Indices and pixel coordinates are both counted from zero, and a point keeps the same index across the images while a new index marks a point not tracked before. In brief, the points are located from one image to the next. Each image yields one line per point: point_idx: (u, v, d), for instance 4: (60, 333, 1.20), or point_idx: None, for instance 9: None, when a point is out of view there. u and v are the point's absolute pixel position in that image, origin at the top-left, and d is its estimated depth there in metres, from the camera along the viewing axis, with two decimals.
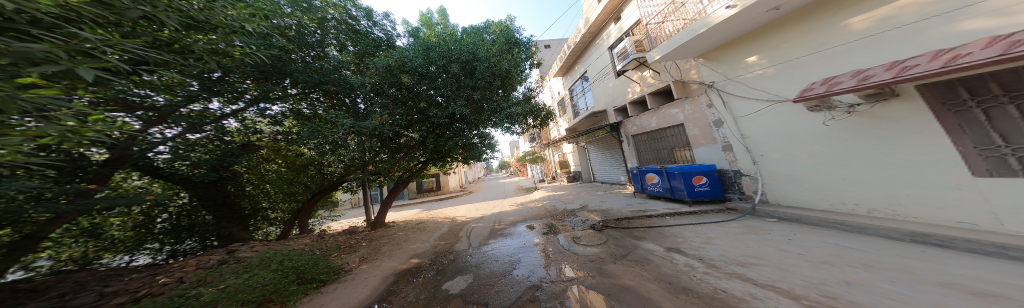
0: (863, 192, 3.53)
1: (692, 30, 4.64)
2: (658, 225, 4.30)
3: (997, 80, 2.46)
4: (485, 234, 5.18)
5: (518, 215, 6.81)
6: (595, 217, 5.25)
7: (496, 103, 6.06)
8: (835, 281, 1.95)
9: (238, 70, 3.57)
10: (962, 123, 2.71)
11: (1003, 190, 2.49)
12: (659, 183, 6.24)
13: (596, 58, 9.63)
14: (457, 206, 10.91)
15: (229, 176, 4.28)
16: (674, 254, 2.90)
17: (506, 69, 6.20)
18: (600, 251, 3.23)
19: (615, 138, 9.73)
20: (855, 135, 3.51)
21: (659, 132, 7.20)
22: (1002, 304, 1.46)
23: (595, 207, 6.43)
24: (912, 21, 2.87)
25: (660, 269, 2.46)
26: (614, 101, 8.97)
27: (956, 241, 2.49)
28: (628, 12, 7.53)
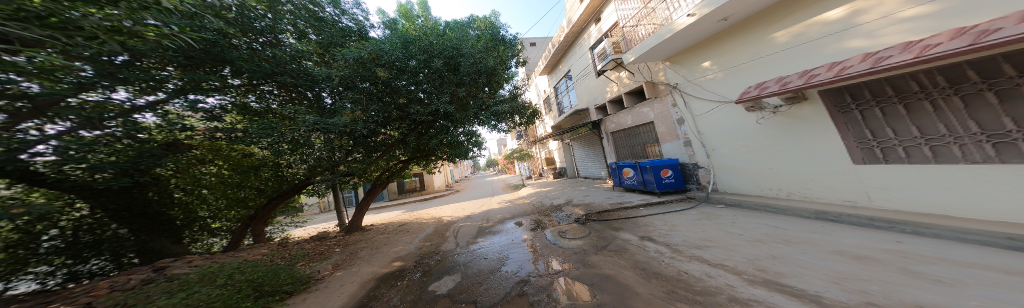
0: (784, 179, 4.19)
1: (660, 35, 5.01)
2: (633, 216, 4.63)
3: (869, 88, 3.10)
4: (473, 233, 5.09)
5: (505, 213, 6.83)
6: (579, 211, 5.49)
7: (483, 100, 5.98)
8: (766, 256, 2.29)
9: (153, 54, 2.86)
10: (846, 122, 3.35)
11: (875, 175, 3.15)
12: (633, 177, 6.72)
13: (578, 58, 9.94)
14: (442, 206, 10.57)
15: (148, 181, 3.41)
16: (646, 242, 3.16)
17: (491, 66, 6.10)
18: (583, 243, 3.39)
19: (596, 135, 10.22)
20: (779, 132, 4.12)
21: (634, 129, 7.70)
22: (873, 264, 1.87)
23: (578, 201, 6.73)
24: (816, 38, 3.45)
25: (635, 257, 2.67)
26: (595, 100, 9.38)
27: (843, 216, 3.10)
28: (607, 14, 7.85)
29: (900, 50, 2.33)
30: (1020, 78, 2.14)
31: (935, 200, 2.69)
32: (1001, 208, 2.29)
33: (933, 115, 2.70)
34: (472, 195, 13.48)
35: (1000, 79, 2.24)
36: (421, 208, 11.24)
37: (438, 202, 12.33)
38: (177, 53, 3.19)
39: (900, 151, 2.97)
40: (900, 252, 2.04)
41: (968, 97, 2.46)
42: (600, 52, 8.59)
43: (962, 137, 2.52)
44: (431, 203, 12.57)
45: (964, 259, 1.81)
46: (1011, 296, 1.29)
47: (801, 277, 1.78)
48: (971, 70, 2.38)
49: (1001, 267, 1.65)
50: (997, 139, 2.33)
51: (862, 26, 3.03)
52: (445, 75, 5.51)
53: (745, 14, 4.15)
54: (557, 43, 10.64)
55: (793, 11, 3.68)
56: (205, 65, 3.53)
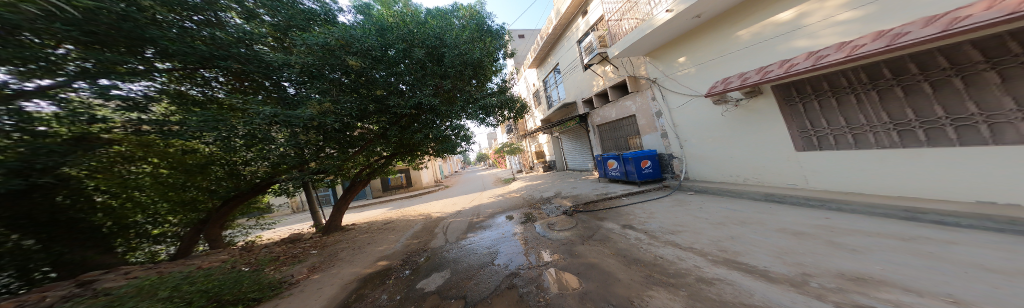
0: (742, 166, 4.68)
1: (642, 30, 5.19)
2: (616, 205, 4.90)
3: (811, 83, 3.52)
4: (463, 228, 5.06)
5: (495, 207, 6.87)
6: (567, 203, 5.68)
7: (469, 94, 5.84)
8: (726, 237, 2.55)
9: (16, 23, 1.98)
10: (791, 114, 3.80)
11: (812, 160, 3.62)
12: (617, 168, 7.03)
13: (566, 50, 10.00)
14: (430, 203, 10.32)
15: (51, 183, 2.48)
16: (627, 230, 3.36)
17: (478, 58, 5.91)
18: (571, 234, 3.52)
19: (583, 128, 10.44)
20: (739, 123, 4.54)
21: (618, 122, 8.01)
22: (807, 238, 2.19)
23: (566, 193, 6.93)
24: (771, 37, 3.81)
25: (617, 245, 2.84)
26: (582, 94, 9.58)
27: (785, 197, 3.56)
28: (593, 6, 7.90)
29: (834, 50, 2.65)
30: (921, 75, 2.56)
31: (856, 180, 3.20)
32: (905, 184, 2.78)
33: (856, 107, 3.15)
34: (461, 190, 13.32)
35: (907, 76, 2.66)
36: (407, 205, 10.92)
37: (426, 199, 12.03)
38: (72, 26, 2.30)
39: (832, 139, 3.44)
40: (828, 227, 2.41)
41: (882, 91, 2.89)
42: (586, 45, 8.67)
43: (877, 126, 2.99)
44: (419, 199, 12.24)
45: (874, 230, 2.18)
46: (905, 259, 1.58)
47: (752, 254, 2.03)
48: (884, 68, 2.80)
49: (900, 234, 2.01)
50: (904, 127, 2.78)
51: (807, 27, 3.40)
52: (427, 66, 5.29)
53: (716, 12, 4.40)
54: (546, 35, 10.59)
55: (754, 12, 4.00)
56: (117, 45, 2.69)
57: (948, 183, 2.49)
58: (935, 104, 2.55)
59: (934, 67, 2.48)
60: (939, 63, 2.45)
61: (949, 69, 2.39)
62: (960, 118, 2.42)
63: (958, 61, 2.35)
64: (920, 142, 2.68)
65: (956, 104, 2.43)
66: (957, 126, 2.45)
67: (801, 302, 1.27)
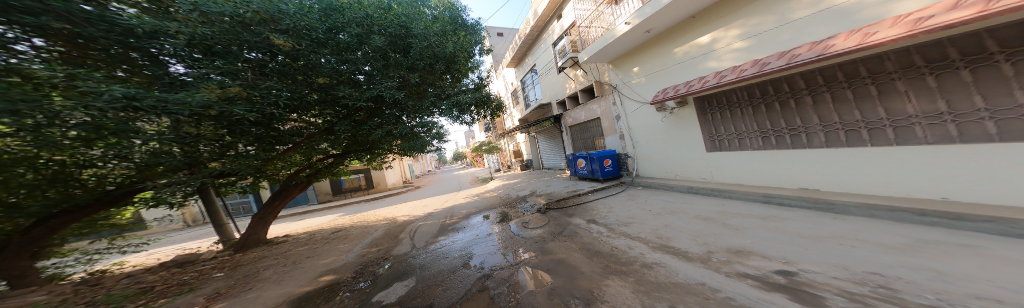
0: (671, 164, 5.70)
1: (604, 39, 5.71)
2: (583, 201, 5.25)
3: (719, 97, 4.52)
4: (433, 231, 4.72)
5: (470, 207, 6.60)
6: (541, 201, 5.83)
7: (440, 90, 5.87)
8: (660, 225, 2.99)
9: None
10: (705, 122, 4.82)
11: (718, 159, 4.70)
12: (584, 167, 7.51)
13: (542, 52, 10.26)
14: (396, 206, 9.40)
15: None
16: (592, 225, 3.63)
17: (450, 53, 5.58)
18: (543, 232, 3.63)
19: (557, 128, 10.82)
20: (671, 128, 5.50)
21: (587, 123, 8.59)
22: (717, 222, 2.76)
23: (541, 192, 7.09)
24: (695, 56, 4.66)
25: (582, 239, 3.05)
26: (557, 95, 9.90)
27: (701, 189, 4.53)
28: (567, 11, 8.26)
29: (778, 58, 3.11)
30: (870, 78, 2.81)
31: (746, 173, 4.28)
32: (860, 179, 3.02)
33: (792, 111, 3.63)
34: (433, 191, 12.49)
35: (861, 78, 2.88)
36: (365, 209, 9.78)
37: (389, 202, 10.96)
38: None
39: (768, 139, 3.99)
40: (735, 213, 3.04)
41: (824, 94, 3.26)
42: (560, 48, 9.08)
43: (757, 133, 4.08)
44: (381, 202, 11.08)
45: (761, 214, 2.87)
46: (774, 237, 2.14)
47: (677, 238, 2.44)
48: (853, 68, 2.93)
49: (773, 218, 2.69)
50: (873, 125, 2.89)
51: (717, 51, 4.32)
52: (390, 55, 4.83)
53: (662, 29, 5.07)
54: (523, 35, 10.76)
55: (686, 33, 4.79)
56: None
57: (886, 178, 2.82)
58: (880, 106, 2.82)
59: (883, 70, 2.72)
60: (913, 62, 2.51)
61: (894, 73, 2.64)
62: (898, 119, 2.71)
63: (901, 66, 2.59)
64: (908, 138, 2.66)
65: (897, 106, 2.71)
66: (895, 127, 2.74)
67: (714, 277, 1.59)
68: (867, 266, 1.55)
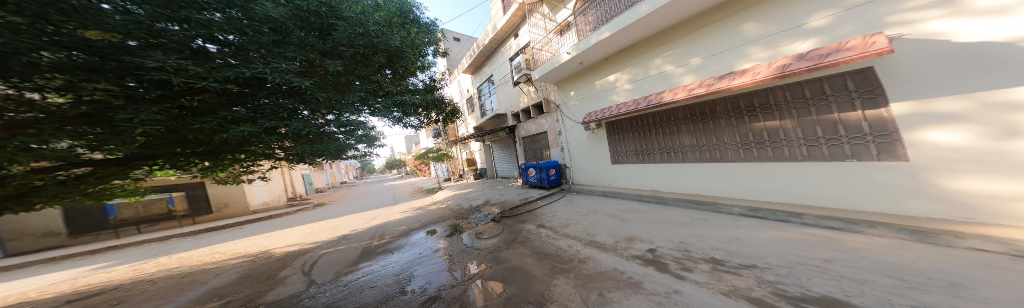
0: (590, 173, 6.94)
1: (550, 64, 6.32)
2: (534, 208, 5.45)
3: (621, 124, 5.92)
4: (357, 256, 3.87)
5: (412, 223, 5.75)
6: (495, 210, 5.69)
7: (376, 85, 4.95)
8: (594, 229, 3.46)
9: None
10: (610, 140, 6.22)
11: (620, 170, 6.09)
12: (534, 176, 7.84)
13: (499, 64, 10.47)
14: (299, 228, 7.21)
15: None
16: (541, 229, 3.80)
17: (396, 47, 5.02)
18: (497, 241, 3.54)
19: (510, 138, 11.01)
20: (589, 145, 6.77)
21: (537, 135, 9.12)
22: (634, 226, 3.43)
23: (495, 200, 6.91)
24: (613, 87, 5.82)
25: (533, 244, 3.15)
26: (512, 107, 10.13)
27: (613, 193, 5.73)
28: (523, 32, 8.70)
29: (701, 84, 3.93)
30: (769, 107, 3.62)
31: (637, 180, 5.70)
32: (752, 189, 3.86)
33: (705, 132, 4.39)
34: (361, 205, 10.33)
35: (759, 107, 3.72)
36: (241, 238, 6.91)
37: (288, 223, 8.30)
38: None
39: (686, 155, 4.73)
40: (645, 218, 3.82)
41: (728, 119, 4.11)
42: (516, 64, 9.49)
43: (638, 150, 5.62)
44: (272, 227, 8.17)
45: (660, 217, 3.76)
46: (669, 237, 2.86)
47: (604, 241, 2.95)
48: (753, 99, 3.76)
49: (672, 220, 3.54)
50: (768, 145, 3.69)
51: (622, 87, 5.64)
52: (294, 34, 3.53)
53: (591, 62, 6.03)
54: (481, 45, 10.76)
55: (608, 67, 5.89)
56: None
57: (774, 188, 3.63)
58: (771, 129, 3.64)
59: (775, 101, 3.55)
60: (795, 96, 3.37)
61: (783, 103, 3.47)
62: (784, 141, 3.53)
63: (788, 98, 3.43)
64: (814, 155, 3.28)
65: (783, 131, 3.53)
66: (783, 147, 3.54)
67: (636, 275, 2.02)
68: (716, 251, 2.35)
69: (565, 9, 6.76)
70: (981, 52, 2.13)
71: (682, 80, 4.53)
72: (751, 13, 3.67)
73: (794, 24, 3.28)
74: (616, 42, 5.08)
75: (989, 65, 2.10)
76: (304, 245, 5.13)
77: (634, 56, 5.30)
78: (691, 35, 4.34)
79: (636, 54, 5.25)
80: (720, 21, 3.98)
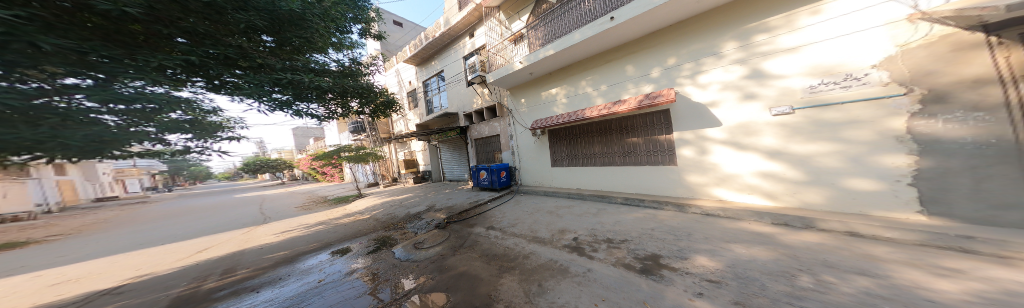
0: (529, 173, 7.55)
1: (503, 71, 6.39)
2: (485, 211, 5.34)
3: (553, 133, 6.61)
4: (228, 291, 2.82)
5: (330, 239, 4.65)
6: (440, 215, 5.27)
7: (235, 50, 3.20)
8: (543, 226, 3.65)
9: None
10: (540, 146, 7.02)
11: (551, 172, 6.86)
12: (486, 178, 7.70)
13: (451, 61, 9.93)
14: (117, 258, 4.73)
15: None
16: (491, 231, 3.75)
17: (289, 11, 3.50)
18: (441, 249, 3.28)
19: (459, 139, 10.47)
20: (529, 150, 7.37)
21: (488, 138, 9.00)
22: (575, 220, 3.81)
23: (440, 206, 6.39)
24: (560, 98, 6.31)
25: (483, 247, 3.07)
26: (464, 108, 9.73)
27: (555, 193, 6.24)
28: (479, 33, 8.59)
29: (601, 109, 5.13)
30: (635, 128, 5.07)
31: (562, 180, 6.62)
32: (628, 184, 5.25)
33: (600, 142, 5.68)
34: (246, 220, 7.69)
35: (630, 127, 5.13)
36: None
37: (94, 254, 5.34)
38: None
39: (588, 160, 5.95)
40: (582, 213, 4.28)
41: (612, 134, 5.43)
42: (471, 64, 9.28)
43: (562, 156, 6.51)
44: (28, 267, 4.85)
45: (593, 212, 4.30)
46: (602, 229, 3.30)
47: (547, 236, 3.17)
48: (630, 121, 5.12)
49: (604, 214, 4.10)
50: (635, 154, 5.13)
51: (566, 99, 6.18)
52: None
53: (542, 72, 6.36)
54: (431, 37, 9.92)
55: (556, 78, 6.33)
56: None
57: (640, 184, 5.08)
58: (636, 143, 5.09)
59: (638, 124, 5.03)
60: (648, 122, 4.88)
61: (642, 126, 4.97)
62: (642, 152, 5.02)
63: (645, 123, 4.93)
64: (657, 162, 4.82)
65: (642, 145, 5.01)
66: (643, 156, 5.01)
67: (572, 265, 2.24)
68: (632, 238, 2.87)
69: (520, 21, 7.02)
70: (698, 107, 4.23)
71: (613, 97, 5.28)
72: (665, 54, 4.50)
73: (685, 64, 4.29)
74: (559, 59, 5.55)
75: (694, 114, 4.27)
76: (109, 287, 3.27)
77: (577, 73, 5.89)
78: (604, 65, 5.36)
79: (580, 70, 5.82)
80: (625, 57, 5.02)
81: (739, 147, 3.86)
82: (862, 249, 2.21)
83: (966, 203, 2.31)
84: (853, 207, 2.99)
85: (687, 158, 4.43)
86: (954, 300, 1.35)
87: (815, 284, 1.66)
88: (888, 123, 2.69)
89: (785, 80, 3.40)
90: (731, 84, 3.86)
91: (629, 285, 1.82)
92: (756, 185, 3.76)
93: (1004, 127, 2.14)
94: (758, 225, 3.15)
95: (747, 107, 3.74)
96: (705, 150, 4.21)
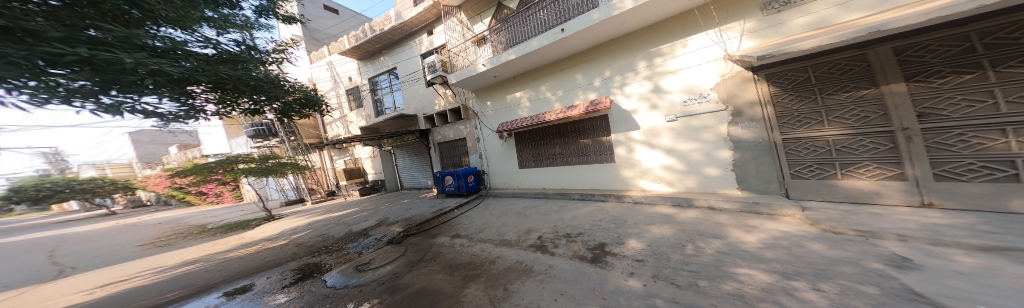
0: (496, 173, 7.55)
1: (465, 73, 6.26)
2: (449, 219, 5.08)
3: (520, 136, 6.70)
4: None
5: (239, 273, 3.69)
6: (395, 229, 4.78)
7: None
8: (510, 228, 3.69)
9: None
10: (501, 149, 7.21)
11: (515, 173, 7.08)
12: (451, 184, 7.34)
13: (405, 59, 9.21)
14: None
15: None
16: (456, 239, 3.60)
17: None
18: (394, 266, 2.97)
19: (420, 144, 9.72)
20: (498, 153, 7.33)
21: (454, 142, 8.55)
22: (534, 219, 3.98)
23: (395, 218, 5.79)
24: (523, 102, 6.51)
25: (445, 258, 2.91)
26: (424, 109, 9.12)
27: (525, 194, 6.33)
28: (437, 31, 8.26)
29: (548, 115, 5.65)
30: (579, 130, 5.65)
31: (528, 181, 6.82)
32: (585, 181, 5.72)
33: (551, 144, 6.15)
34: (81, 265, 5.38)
35: (576, 130, 5.69)
36: None
37: None
38: None
39: (540, 162, 6.45)
40: (541, 211, 4.49)
41: (562, 136, 5.92)
42: (428, 63, 8.77)
43: (525, 157, 6.74)
44: None
45: (557, 209, 4.53)
46: (564, 224, 3.54)
47: (512, 238, 3.23)
48: (582, 124, 5.59)
49: (563, 210, 4.39)
50: (588, 153, 5.61)
51: (528, 104, 6.43)
52: None
53: (506, 76, 6.44)
54: (379, 30, 9.01)
55: (519, 82, 6.52)
56: None
57: (591, 180, 5.62)
58: (579, 145, 5.69)
59: (583, 127, 5.59)
60: (591, 125, 5.48)
61: (586, 129, 5.56)
62: (590, 152, 5.56)
63: (588, 126, 5.51)
64: (602, 161, 5.42)
65: (591, 146, 5.53)
66: (592, 155, 5.54)
67: (535, 264, 2.33)
68: (583, 231, 3.17)
69: (482, 24, 7.02)
70: (622, 113, 5.01)
71: (568, 102, 5.71)
72: (604, 66, 5.10)
73: (619, 74, 4.92)
74: (521, 63, 5.71)
75: (623, 119, 5.01)
76: None
77: (536, 78, 6.18)
78: (560, 72, 5.75)
79: (540, 76, 6.10)
80: (576, 65, 5.49)
81: (652, 146, 4.73)
82: (715, 218, 3.23)
83: (754, 181, 3.77)
84: (708, 188, 4.21)
85: (620, 156, 5.15)
86: (763, 251, 2.08)
87: (697, 251, 2.19)
88: (719, 128, 3.97)
89: (671, 94, 4.38)
90: (642, 95, 4.71)
91: (582, 275, 1.97)
92: (662, 176, 4.70)
93: (766, 132, 3.58)
94: (664, 207, 3.98)
95: (653, 115, 4.65)
96: (632, 149, 4.97)
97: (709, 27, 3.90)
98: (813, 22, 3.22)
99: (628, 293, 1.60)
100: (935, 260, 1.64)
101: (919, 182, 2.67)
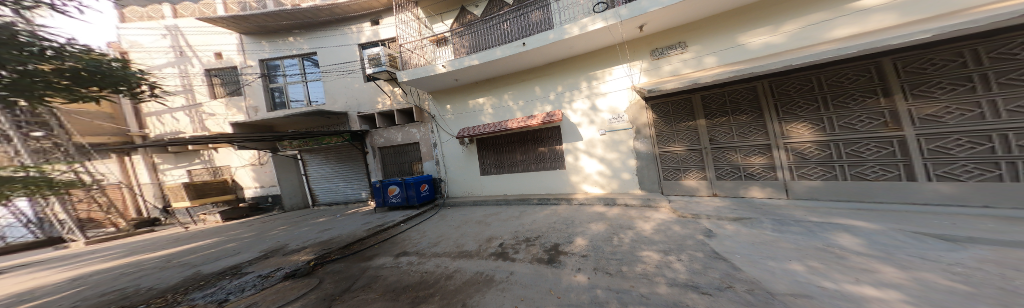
0: (455, 181, 7.13)
1: (418, 72, 5.75)
2: (389, 236, 4.45)
3: (482, 142, 6.58)
4: None
5: None
6: (308, 256, 3.82)
7: None
8: (467, 238, 3.54)
9: None
10: (461, 155, 6.89)
11: (474, 181, 6.87)
12: (397, 194, 6.46)
13: (337, 46, 7.84)
14: None
15: None
16: (400, 258, 3.18)
17: None
18: (308, 302, 2.35)
19: (353, 149, 8.25)
20: (456, 160, 6.98)
21: (403, 147, 7.64)
22: (489, 227, 3.94)
23: (309, 242, 4.65)
24: (479, 110, 6.52)
25: (387, 281, 2.52)
26: (361, 107, 7.87)
27: (486, 202, 6.18)
28: (387, 22, 7.59)
29: (500, 125, 5.84)
30: (535, 138, 5.97)
31: (489, 188, 6.69)
32: (543, 186, 6.03)
33: (507, 152, 6.31)
34: None
35: (532, 139, 6.00)
36: None
37: None
38: None
39: (495, 169, 6.53)
40: (494, 219, 4.47)
41: (519, 144, 6.15)
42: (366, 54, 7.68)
43: (486, 164, 6.63)
44: None
45: (511, 215, 4.59)
46: (523, 229, 3.64)
47: (469, 248, 3.09)
48: (541, 133, 5.91)
49: (517, 217, 4.48)
50: (546, 160, 5.93)
51: (487, 111, 6.44)
52: None
53: (467, 80, 6.29)
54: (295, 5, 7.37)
55: (479, 88, 6.46)
56: None
57: (548, 185, 5.99)
58: (535, 152, 6.02)
59: (541, 136, 5.92)
60: (546, 134, 5.85)
61: (541, 138, 5.92)
62: (547, 158, 5.92)
63: (545, 135, 5.87)
64: (557, 167, 5.85)
65: (547, 154, 5.89)
66: (547, 162, 5.93)
67: (492, 273, 2.28)
68: (534, 234, 3.33)
69: (441, 24, 6.72)
70: (569, 126, 5.58)
71: (525, 112, 6.01)
72: (556, 82, 5.59)
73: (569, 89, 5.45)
74: (484, 70, 5.67)
75: (569, 131, 5.57)
76: None
77: (496, 87, 6.28)
78: (520, 83, 6.00)
79: (499, 85, 6.25)
80: (533, 78, 5.85)
81: (590, 155, 5.43)
82: (631, 213, 3.84)
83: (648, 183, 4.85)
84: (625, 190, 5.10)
85: (569, 163, 5.69)
86: (657, 235, 2.70)
87: (622, 241, 2.66)
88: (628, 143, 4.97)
89: (602, 113, 5.19)
90: (582, 111, 5.41)
91: (540, 277, 2.06)
92: (597, 181, 5.43)
93: (652, 147, 4.72)
94: (597, 207, 4.62)
95: (589, 129, 5.38)
96: (578, 157, 5.59)
97: (623, 62, 4.85)
98: (671, 71, 4.45)
99: (577, 288, 1.76)
100: (757, 232, 2.47)
101: (708, 181, 4.31)
